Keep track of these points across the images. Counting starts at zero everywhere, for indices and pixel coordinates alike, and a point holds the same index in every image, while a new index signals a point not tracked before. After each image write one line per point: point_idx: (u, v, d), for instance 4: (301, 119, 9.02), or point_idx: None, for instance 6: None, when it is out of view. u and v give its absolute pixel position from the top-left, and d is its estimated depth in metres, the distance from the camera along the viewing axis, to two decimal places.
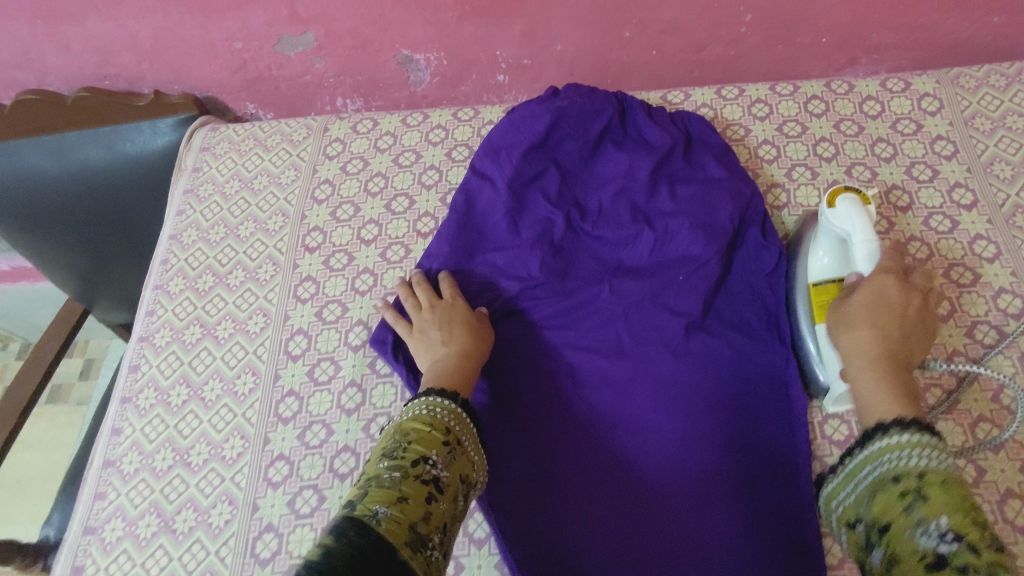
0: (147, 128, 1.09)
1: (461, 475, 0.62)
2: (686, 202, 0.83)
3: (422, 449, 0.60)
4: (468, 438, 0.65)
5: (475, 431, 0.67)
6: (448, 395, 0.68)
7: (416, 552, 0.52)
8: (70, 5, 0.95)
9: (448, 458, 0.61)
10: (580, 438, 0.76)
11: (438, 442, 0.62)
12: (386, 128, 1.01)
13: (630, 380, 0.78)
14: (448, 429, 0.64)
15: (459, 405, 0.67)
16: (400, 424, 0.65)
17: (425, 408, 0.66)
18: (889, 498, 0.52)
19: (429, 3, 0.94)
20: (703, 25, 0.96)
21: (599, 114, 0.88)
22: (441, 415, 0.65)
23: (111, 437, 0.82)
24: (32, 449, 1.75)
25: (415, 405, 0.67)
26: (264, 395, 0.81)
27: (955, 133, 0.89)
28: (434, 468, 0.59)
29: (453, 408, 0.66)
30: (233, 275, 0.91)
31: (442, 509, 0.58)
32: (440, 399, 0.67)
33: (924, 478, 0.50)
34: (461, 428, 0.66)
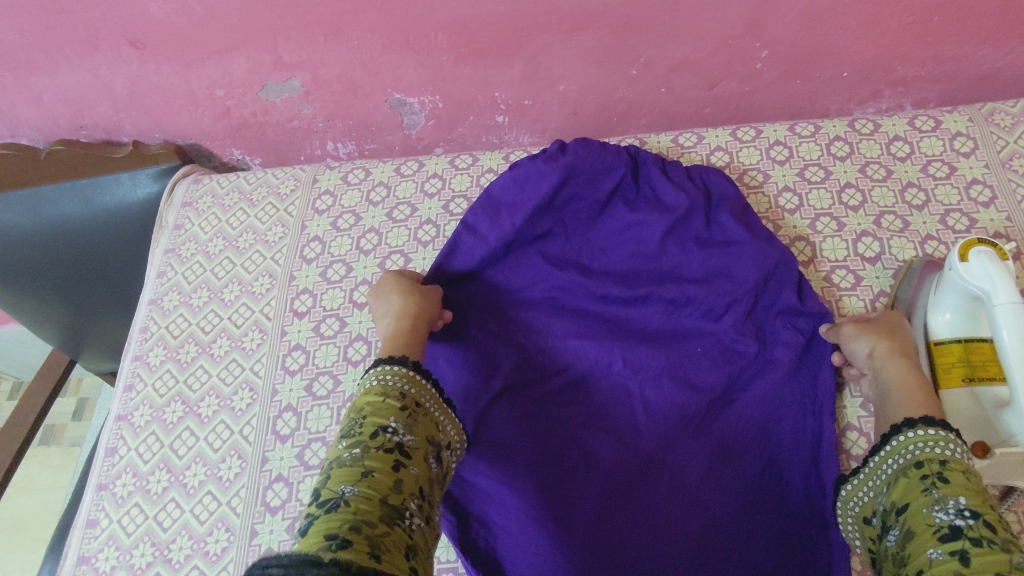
0: (127, 180, 1.04)
1: (426, 437, 0.59)
2: (705, 270, 0.78)
3: (380, 420, 0.57)
4: (427, 399, 0.62)
5: (433, 389, 0.64)
6: (398, 360, 0.64)
7: (394, 527, 0.49)
8: (39, 57, 0.89)
9: (408, 422, 0.58)
10: (595, 528, 0.69)
11: (396, 408, 0.58)
12: (379, 178, 0.94)
13: (649, 462, 0.71)
14: (403, 394, 0.60)
15: (411, 368, 0.63)
16: (354, 402, 0.61)
17: (375, 378, 0.62)
18: (910, 482, 0.55)
19: (422, 45, 0.87)
20: (716, 62, 0.89)
21: (609, 172, 0.81)
22: (393, 381, 0.61)
23: (86, 530, 0.76)
24: (23, 494, 1.64)
25: (366, 378, 0.63)
26: (250, 481, 0.75)
27: (992, 176, 0.83)
28: (396, 436, 0.56)
29: (404, 372, 0.62)
30: (217, 345, 0.85)
31: (414, 474, 0.55)
32: (391, 367, 0.63)
33: (948, 465, 0.53)
34: (417, 391, 0.62)
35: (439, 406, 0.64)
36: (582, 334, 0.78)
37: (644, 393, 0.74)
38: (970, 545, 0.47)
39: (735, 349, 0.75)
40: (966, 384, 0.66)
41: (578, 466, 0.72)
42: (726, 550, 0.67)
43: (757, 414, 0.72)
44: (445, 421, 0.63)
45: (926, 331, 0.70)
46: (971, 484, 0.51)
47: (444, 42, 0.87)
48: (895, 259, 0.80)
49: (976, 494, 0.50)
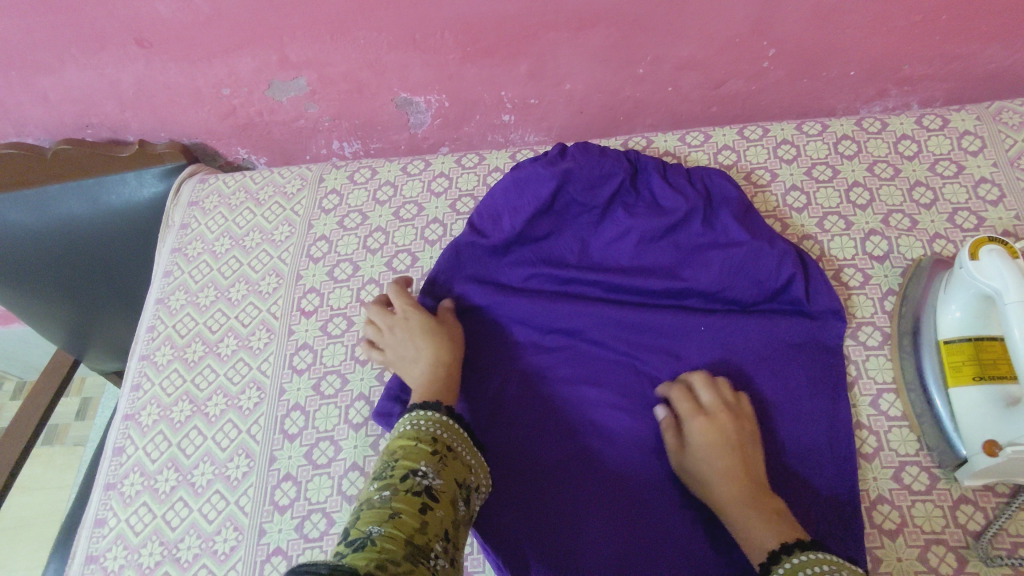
0: (132, 179, 1.04)
1: (456, 481, 0.58)
2: (704, 274, 0.77)
3: (410, 463, 0.57)
4: (459, 444, 0.62)
5: (466, 436, 0.64)
6: (433, 406, 0.65)
7: (417, 566, 0.48)
8: (45, 56, 0.89)
9: (438, 465, 0.58)
10: (600, 526, 0.68)
11: (426, 452, 0.59)
12: (385, 177, 0.94)
13: (653, 457, 0.71)
14: (435, 439, 0.61)
15: (445, 414, 0.64)
16: (386, 447, 0.61)
17: (409, 424, 0.62)
18: None
19: (429, 45, 0.87)
20: (722, 61, 0.89)
21: (609, 178, 0.81)
22: (426, 426, 0.62)
23: (94, 529, 0.76)
24: (28, 493, 1.64)
25: (400, 424, 0.64)
26: (259, 480, 0.75)
27: (1001, 175, 0.83)
28: (425, 479, 0.56)
29: (437, 418, 0.63)
30: (224, 344, 0.85)
31: (439, 516, 0.54)
32: (425, 413, 0.64)
33: None
34: (451, 437, 0.62)
35: (471, 450, 0.64)
36: (579, 340, 0.78)
37: (646, 391, 0.74)
38: None
39: (732, 353, 0.74)
40: (977, 382, 0.65)
41: (582, 466, 0.71)
42: (734, 548, 0.66)
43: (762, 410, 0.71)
44: (478, 468, 0.63)
45: (936, 328, 0.70)
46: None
47: (450, 41, 0.87)
48: (904, 258, 0.79)
49: None
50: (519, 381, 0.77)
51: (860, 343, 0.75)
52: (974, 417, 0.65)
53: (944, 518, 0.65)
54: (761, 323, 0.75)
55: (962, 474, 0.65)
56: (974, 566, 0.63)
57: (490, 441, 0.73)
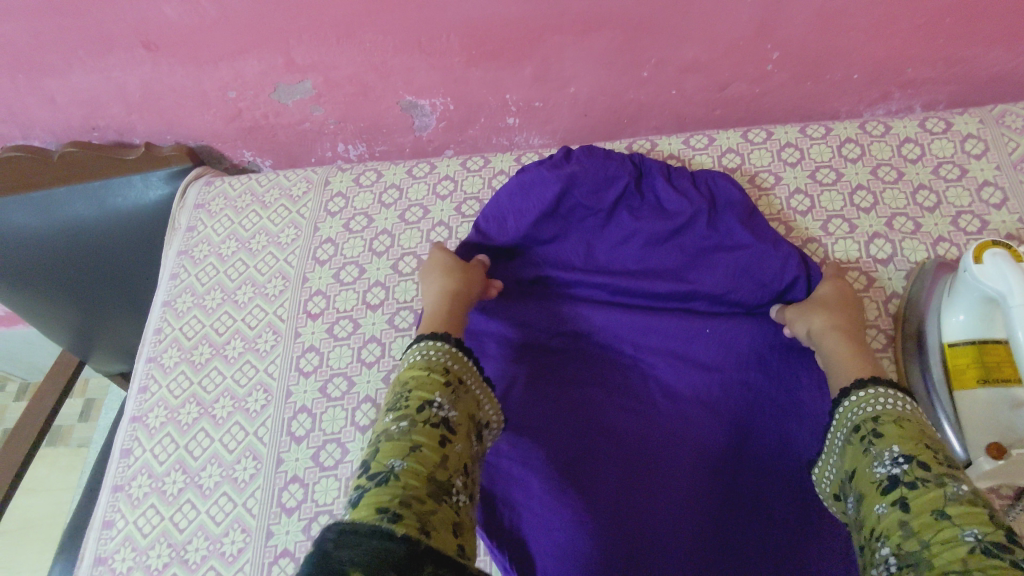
0: (138, 182, 1.04)
1: (468, 414, 0.60)
2: (708, 277, 0.78)
3: (425, 395, 0.58)
4: (469, 377, 0.63)
5: (475, 366, 0.65)
6: (441, 336, 0.65)
7: (441, 503, 0.50)
8: (53, 59, 0.89)
9: (451, 397, 0.59)
10: (608, 523, 0.68)
11: (440, 383, 0.60)
12: (390, 180, 0.95)
13: (658, 460, 0.71)
14: (448, 370, 0.62)
15: (454, 345, 0.65)
16: (399, 377, 0.62)
17: (421, 353, 0.63)
18: (855, 446, 0.57)
19: (434, 48, 0.88)
20: (726, 64, 0.89)
21: (614, 181, 0.81)
22: (437, 356, 0.63)
23: (103, 531, 0.76)
24: (32, 494, 1.64)
25: (410, 353, 0.64)
26: (266, 482, 0.75)
27: (1004, 178, 0.83)
28: (441, 411, 0.57)
29: (448, 348, 0.64)
30: (230, 346, 0.85)
31: (459, 450, 0.56)
32: (434, 343, 0.64)
33: (881, 419, 0.56)
34: (461, 368, 0.63)
35: (481, 385, 0.65)
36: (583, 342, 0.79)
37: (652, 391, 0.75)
38: (909, 490, 0.49)
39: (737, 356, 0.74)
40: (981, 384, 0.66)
41: (588, 468, 0.71)
42: (737, 549, 0.66)
43: (766, 411, 0.72)
44: (488, 402, 0.65)
45: (940, 331, 0.70)
46: (904, 431, 0.54)
47: (455, 44, 0.87)
48: (908, 261, 0.80)
49: (909, 440, 0.53)
50: (525, 384, 0.76)
51: None
52: (978, 420, 0.65)
53: None
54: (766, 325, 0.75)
55: None
56: None
57: (496, 442, 0.73)
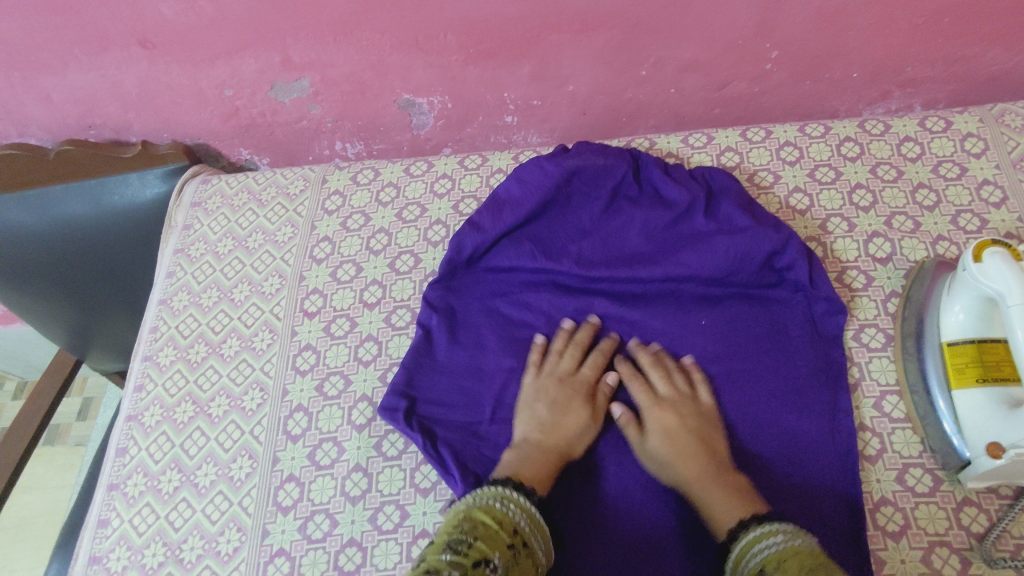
0: (135, 180, 1.04)
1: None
2: (711, 260, 0.76)
3: (485, 549, 0.55)
4: (536, 543, 0.60)
5: (546, 532, 0.62)
6: (519, 489, 0.64)
7: None
8: (48, 57, 0.89)
9: (511, 561, 0.55)
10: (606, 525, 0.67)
11: (505, 543, 0.56)
12: (388, 178, 0.94)
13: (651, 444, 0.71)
14: (517, 531, 0.59)
15: (534, 509, 0.62)
16: (466, 513, 0.60)
17: (498, 502, 0.61)
18: (774, 572, 0.53)
19: (432, 46, 0.87)
20: (725, 63, 0.89)
21: (611, 171, 0.82)
22: (512, 509, 0.61)
23: (98, 530, 0.76)
24: (29, 492, 1.63)
25: (485, 497, 0.62)
26: (262, 481, 0.75)
27: (1003, 177, 0.83)
28: (495, 574, 0.53)
29: (524, 507, 0.62)
30: (227, 344, 0.85)
31: None
32: (514, 498, 0.62)
33: (799, 553, 0.54)
34: (532, 533, 0.60)
35: (544, 566, 0.60)
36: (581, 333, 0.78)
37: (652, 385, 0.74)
38: None
39: (736, 354, 0.74)
40: (979, 383, 0.66)
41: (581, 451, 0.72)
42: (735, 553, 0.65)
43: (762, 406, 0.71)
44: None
45: (939, 330, 0.70)
46: (822, 566, 0.52)
47: (453, 43, 0.87)
48: (907, 260, 0.80)
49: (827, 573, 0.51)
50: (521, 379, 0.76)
51: (863, 345, 0.75)
52: (977, 419, 0.65)
53: (947, 520, 0.65)
54: (764, 317, 0.75)
55: (963, 477, 0.66)
56: (977, 568, 0.63)
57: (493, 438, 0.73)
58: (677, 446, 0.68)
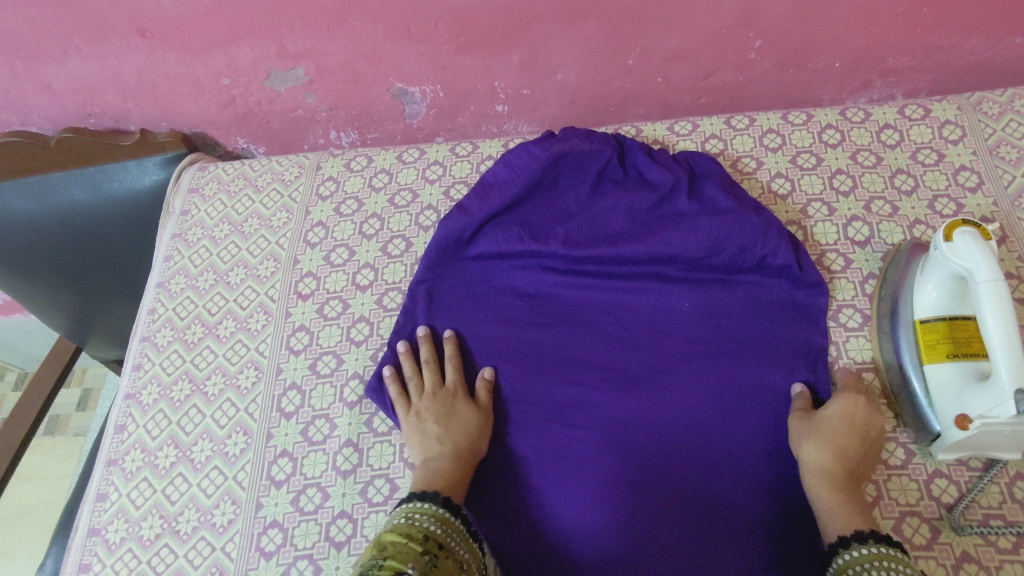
0: (133, 168, 1.05)
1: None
2: (694, 237, 0.78)
3: (398, 564, 0.55)
4: (452, 540, 0.61)
5: (461, 527, 0.64)
6: (426, 500, 0.64)
7: None
8: (49, 46, 0.91)
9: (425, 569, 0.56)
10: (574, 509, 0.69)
11: (416, 552, 0.57)
12: (381, 165, 0.97)
13: (631, 417, 0.73)
14: (428, 536, 0.60)
15: (441, 507, 0.64)
16: (378, 537, 0.59)
17: (403, 517, 0.62)
18: None
19: (424, 35, 0.90)
20: (710, 53, 0.91)
21: (597, 155, 0.85)
22: (422, 521, 0.61)
23: (97, 503, 0.78)
24: (29, 481, 1.65)
25: (394, 515, 0.63)
26: (256, 456, 0.77)
27: (979, 162, 0.85)
28: None
29: (433, 511, 0.63)
30: (223, 326, 0.87)
31: None
32: (420, 506, 0.63)
33: None
34: (445, 533, 0.62)
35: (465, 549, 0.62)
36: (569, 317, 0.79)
37: (632, 364, 0.76)
38: None
39: (715, 332, 0.76)
40: (950, 358, 0.68)
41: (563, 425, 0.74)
42: (705, 544, 0.66)
43: (734, 385, 0.73)
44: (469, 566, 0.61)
45: (913, 307, 0.72)
46: None
47: (444, 32, 0.89)
48: (884, 242, 0.82)
49: None
50: (508, 359, 0.78)
51: (841, 325, 0.77)
52: (947, 392, 0.67)
53: (919, 491, 0.67)
54: (743, 295, 0.78)
55: (935, 449, 0.68)
56: (946, 536, 0.65)
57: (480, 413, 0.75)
58: (827, 438, 0.67)
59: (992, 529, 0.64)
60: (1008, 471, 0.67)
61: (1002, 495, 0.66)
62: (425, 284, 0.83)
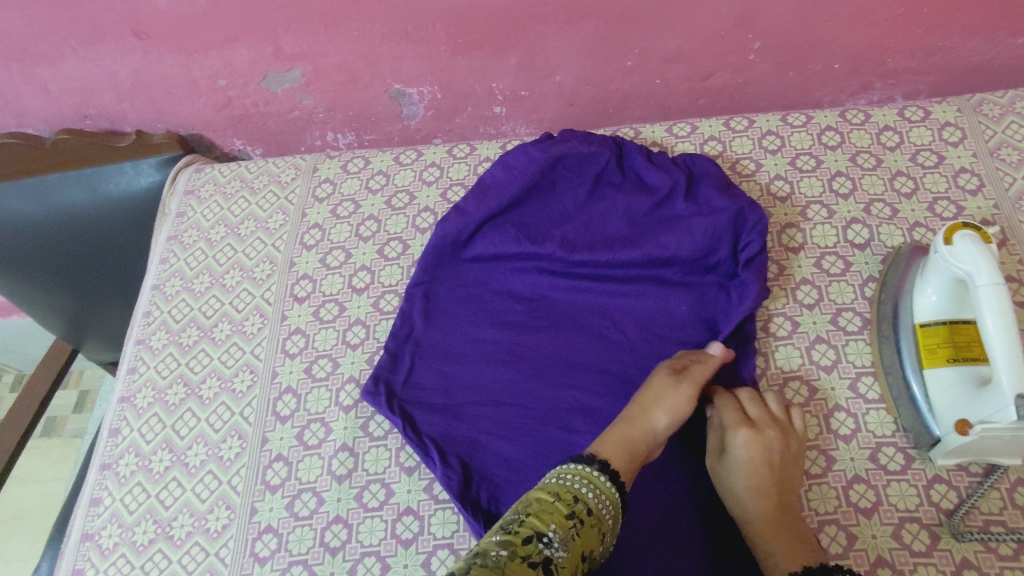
0: (129, 169, 1.05)
1: (583, 555, 0.54)
2: (690, 240, 0.77)
3: (538, 524, 0.54)
4: (602, 508, 0.58)
5: (615, 497, 0.60)
6: (588, 461, 0.62)
7: None
8: (44, 47, 0.91)
9: (568, 535, 0.54)
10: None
11: (563, 514, 0.55)
12: (378, 167, 0.96)
13: None
14: (576, 499, 0.57)
15: (595, 471, 0.61)
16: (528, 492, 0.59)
17: (553, 476, 0.60)
18: None
19: (421, 36, 0.89)
20: (708, 54, 0.91)
21: (595, 157, 0.85)
22: (571, 483, 0.59)
23: (90, 507, 0.78)
24: (25, 484, 1.64)
25: (554, 472, 0.61)
26: (251, 461, 0.77)
27: (980, 165, 0.84)
28: (548, 548, 0.52)
29: (586, 474, 0.60)
30: (218, 329, 0.87)
31: None
32: (577, 468, 0.61)
33: None
34: (596, 499, 0.58)
35: (613, 517, 0.59)
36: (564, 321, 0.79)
37: (629, 369, 0.75)
38: None
39: (712, 336, 0.76)
40: (950, 363, 0.67)
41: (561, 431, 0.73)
42: (698, 558, 0.66)
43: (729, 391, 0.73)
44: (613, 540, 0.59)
45: (912, 311, 0.71)
46: None
47: (441, 33, 0.89)
48: (884, 245, 0.81)
49: None
50: (504, 362, 0.77)
51: (840, 328, 0.77)
52: (948, 397, 0.66)
53: (918, 496, 0.67)
54: None
55: (935, 454, 0.67)
56: (946, 542, 0.64)
57: (475, 418, 0.74)
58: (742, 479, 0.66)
59: (991, 535, 0.63)
60: (1009, 477, 0.66)
61: (1003, 500, 0.66)
62: (422, 287, 0.83)
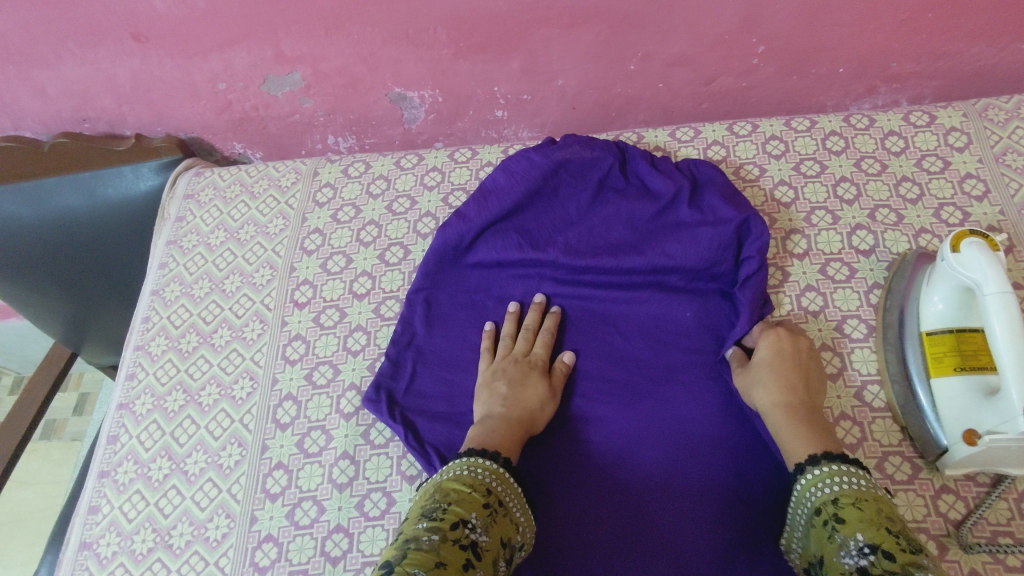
0: (129, 173, 1.04)
1: (503, 541, 0.57)
2: (695, 248, 0.77)
3: (461, 512, 0.56)
4: (511, 498, 0.61)
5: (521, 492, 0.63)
6: (488, 455, 0.63)
7: None
8: (42, 50, 0.90)
9: (487, 522, 0.56)
10: (579, 530, 0.68)
11: (479, 503, 0.57)
12: (379, 171, 0.95)
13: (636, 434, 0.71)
14: (489, 490, 0.59)
15: (500, 465, 0.63)
16: (438, 484, 0.60)
17: (465, 468, 0.61)
18: (820, 531, 0.57)
19: (423, 40, 0.88)
20: (712, 58, 0.90)
21: (597, 163, 0.83)
22: (483, 475, 0.61)
23: (88, 516, 0.77)
24: (25, 487, 1.64)
25: (454, 465, 0.62)
26: (251, 468, 0.76)
27: (986, 170, 0.83)
28: (473, 533, 0.55)
29: (493, 468, 0.62)
30: (218, 335, 0.86)
31: None
32: (480, 460, 0.63)
33: (838, 502, 0.57)
34: (504, 490, 0.61)
35: (522, 508, 0.62)
36: (553, 332, 0.77)
37: (634, 376, 0.75)
38: None
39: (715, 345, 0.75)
40: (957, 371, 0.66)
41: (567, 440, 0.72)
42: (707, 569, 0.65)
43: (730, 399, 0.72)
44: (526, 524, 0.61)
45: (919, 318, 0.71)
46: (864, 514, 0.55)
47: (443, 36, 0.88)
48: (889, 252, 0.80)
49: (871, 523, 0.54)
50: None
51: (845, 335, 0.76)
52: (955, 406, 0.65)
53: (925, 507, 0.66)
54: None
55: (943, 463, 0.67)
56: (954, 553, 0.64)
57: None
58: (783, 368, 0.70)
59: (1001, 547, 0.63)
60: (1016, 487, 0.66)
61: (1012, 510, 0.65)
62: (423, 293, 0.82)
